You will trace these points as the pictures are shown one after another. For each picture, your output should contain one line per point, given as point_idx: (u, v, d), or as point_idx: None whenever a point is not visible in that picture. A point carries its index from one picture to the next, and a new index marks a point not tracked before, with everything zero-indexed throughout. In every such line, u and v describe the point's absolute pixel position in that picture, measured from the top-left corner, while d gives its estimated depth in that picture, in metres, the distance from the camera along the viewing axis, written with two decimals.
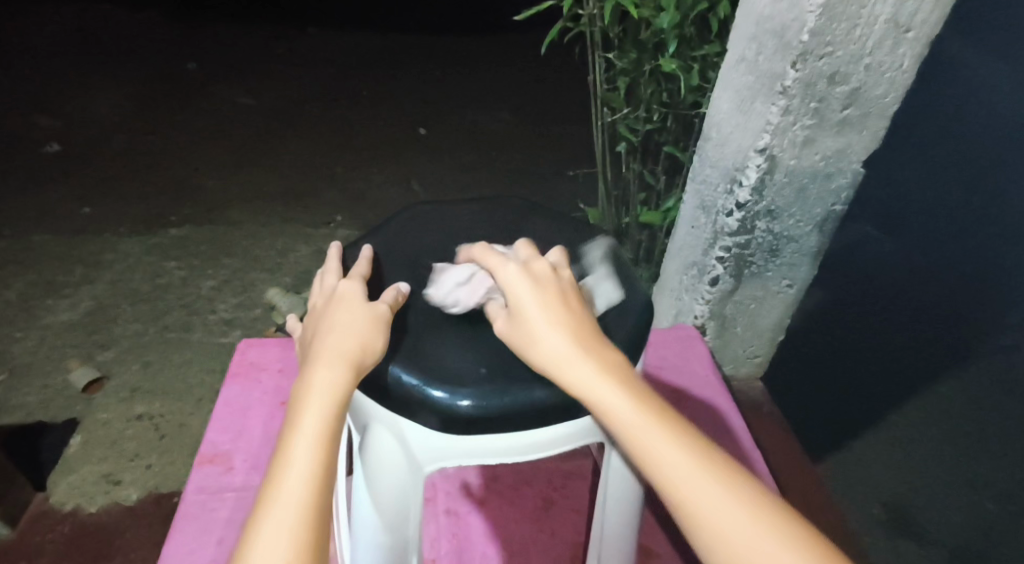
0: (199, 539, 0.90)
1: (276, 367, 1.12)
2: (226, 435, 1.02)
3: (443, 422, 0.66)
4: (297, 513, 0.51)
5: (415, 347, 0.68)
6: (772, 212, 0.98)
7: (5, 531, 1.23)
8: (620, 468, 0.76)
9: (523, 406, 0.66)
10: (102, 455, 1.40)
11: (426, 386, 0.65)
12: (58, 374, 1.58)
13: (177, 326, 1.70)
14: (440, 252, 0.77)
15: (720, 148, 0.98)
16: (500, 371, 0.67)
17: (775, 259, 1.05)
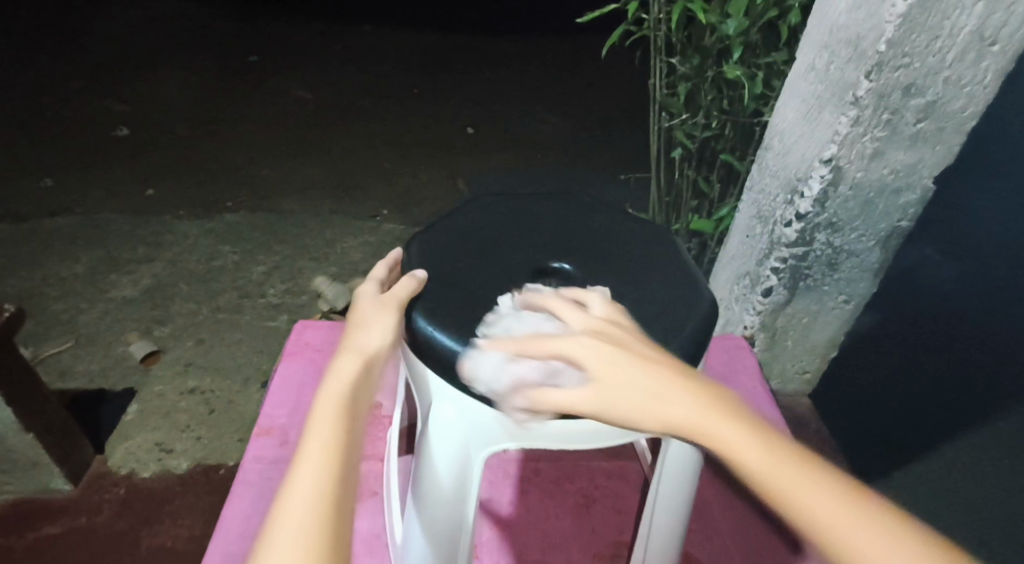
0: (256, 505, 0.94)
1: (329, 349, 1.16)
2: (283, 410, 1.06)
3: (508, 402, 0.66)
4: (324, 476, 0.52)
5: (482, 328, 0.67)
6: (834, 225, 0.97)
7: (67, 488, 1.29)
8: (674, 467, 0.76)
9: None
10: (157, 424, 1.46)
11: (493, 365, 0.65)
12: (118, 346, 1.66)
13: (229, 307, 1.76)
14: (502, 244, 0.76)
15: (783, 158, 0.98)
16: None
17: (834, 273, 1.03)
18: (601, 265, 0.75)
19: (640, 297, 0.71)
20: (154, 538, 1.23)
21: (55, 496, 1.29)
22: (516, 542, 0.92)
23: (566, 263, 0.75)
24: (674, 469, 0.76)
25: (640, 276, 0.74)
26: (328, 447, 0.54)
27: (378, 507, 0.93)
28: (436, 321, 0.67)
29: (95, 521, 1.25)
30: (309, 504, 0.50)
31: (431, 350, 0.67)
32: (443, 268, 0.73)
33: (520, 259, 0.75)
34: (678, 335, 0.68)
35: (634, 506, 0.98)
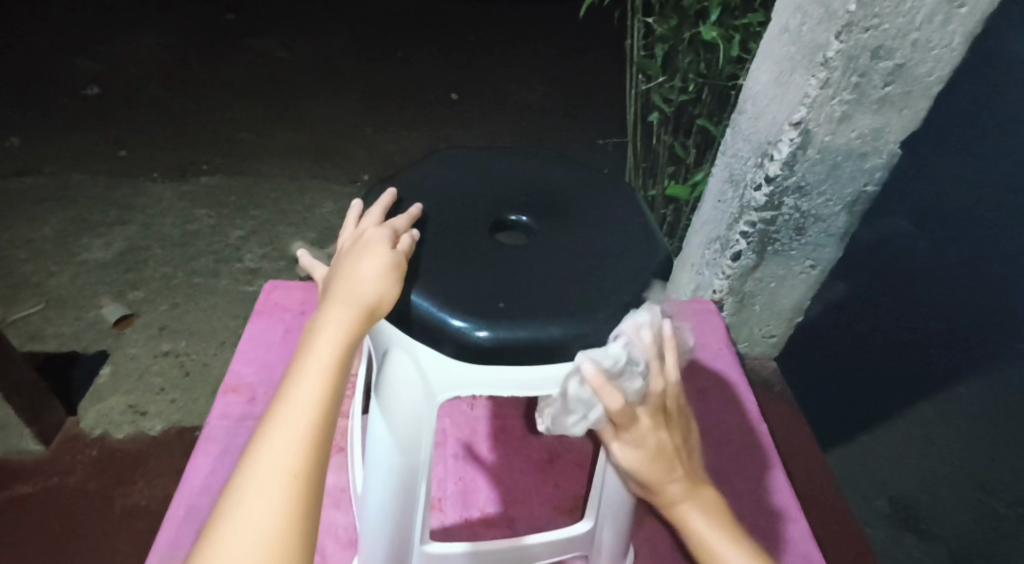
0: (221, 460, 0.88)
1: (299, 309, 1.07)
2: (251, 367, 0.98)
3: (459, 350, 0.62)
4: (303, 425, 0.52)
5: (437, 270, 0.64)
6: (801, 189, 0.98)
7: (39, 449, 1.28)
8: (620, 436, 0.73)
9: (540, 341, 0.61)
10: (130, 387, 1.45)
11: (445, 313, 0.61)
12: (90, 309, 1.64)
13: (204, 271, 1.74)
14: (459, 197, 0.71)
15: (754, 122, 0.99)
16: (520, 302, 0.62)
17: (800, 237, 1.04)
18: (560, 221, 0.70)
19: (597, 248, 0.67)
20: (128, 498, 1.23)
21: (26, 457, 1.28)
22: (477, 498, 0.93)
23: (524, 216, 0.70)
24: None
25: (603, 229, 0.69)
26: (313, 405, 0.53)
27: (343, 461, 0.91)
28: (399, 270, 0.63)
29: (68, 481, 1.25)
30: (284, 456, 0.51)
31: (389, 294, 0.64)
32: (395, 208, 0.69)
33: (479, 206, 0.70)
34: (620, 290, 0.64)
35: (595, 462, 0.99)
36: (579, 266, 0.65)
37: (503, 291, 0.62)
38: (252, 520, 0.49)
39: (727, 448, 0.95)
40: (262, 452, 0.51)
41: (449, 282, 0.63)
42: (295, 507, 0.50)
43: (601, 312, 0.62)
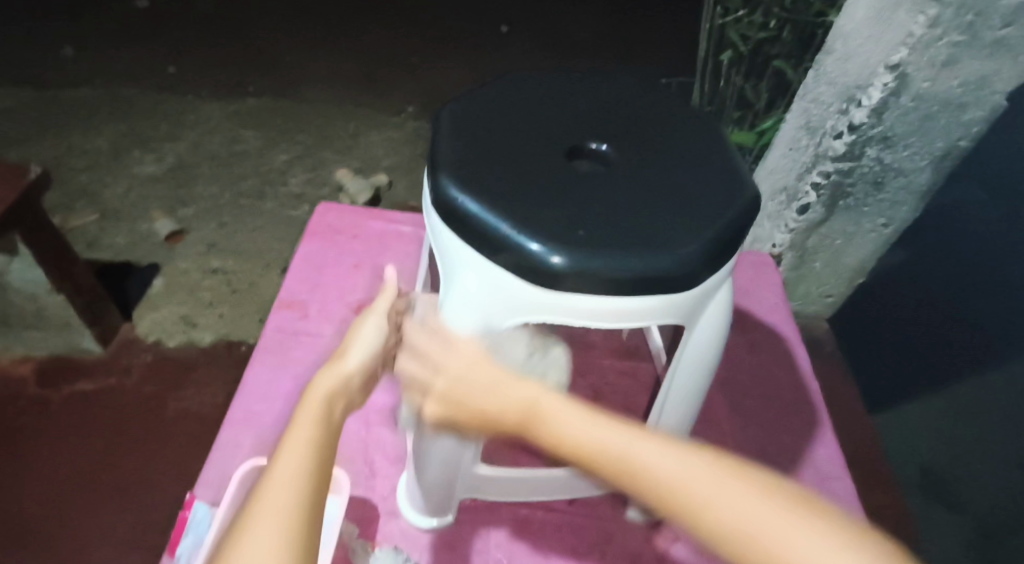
0: (276, 370, 0.84)
1: (354, 232, 1.01)
2: (306, 285, 0.93)
3: (530, 274, 0.54)
4: (311, 432, 0.49)
5: (507, 188, 0.56)
6: (887, 140, 0.95)
7: (99, 350, 1.34)
8: (688, 379, 0.63)
9: (615, 276, 0.53)
10: (181, 299, 1.49)
11: (519, 234, 0.53)
12: (142, 221, 1.67)
13: (251, 193, 1.76)
14: (534, 118, 0.63)
15: (842, 65, 0.93)
16: (602, 234, 0.54)
17: (877, 192, 1.02)
18: (648, 153, 0.62)
19: (687, 181, 0.59)
20: (180, 404, 1.29)
21: (87, 357, 1.34)
22: None
23: (605, 144, 0.61)
24: (695, 367, 0.62)
25: (692, 163, 0.61)
26: (316, 423, 0.50)
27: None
28: (460, 181, 0.56)
29: (125, 383, 1.31)
30: (307, 431, 0.49)
31: (445, 211, 0.57)
32: (458, 123, 0.62)
33: (554, 131, 0.62)
34: (710, 226, 0.56)
35: (644, 405, 0.88)
36: (667, 198, 0.57)
37: (583, 220, 0.54)
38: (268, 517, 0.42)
39: (773, 406, 0.93)
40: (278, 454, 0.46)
41: (518, 200, 0.55)
42: (309, 511, 0.44)
43: (693, 248, 0.54)
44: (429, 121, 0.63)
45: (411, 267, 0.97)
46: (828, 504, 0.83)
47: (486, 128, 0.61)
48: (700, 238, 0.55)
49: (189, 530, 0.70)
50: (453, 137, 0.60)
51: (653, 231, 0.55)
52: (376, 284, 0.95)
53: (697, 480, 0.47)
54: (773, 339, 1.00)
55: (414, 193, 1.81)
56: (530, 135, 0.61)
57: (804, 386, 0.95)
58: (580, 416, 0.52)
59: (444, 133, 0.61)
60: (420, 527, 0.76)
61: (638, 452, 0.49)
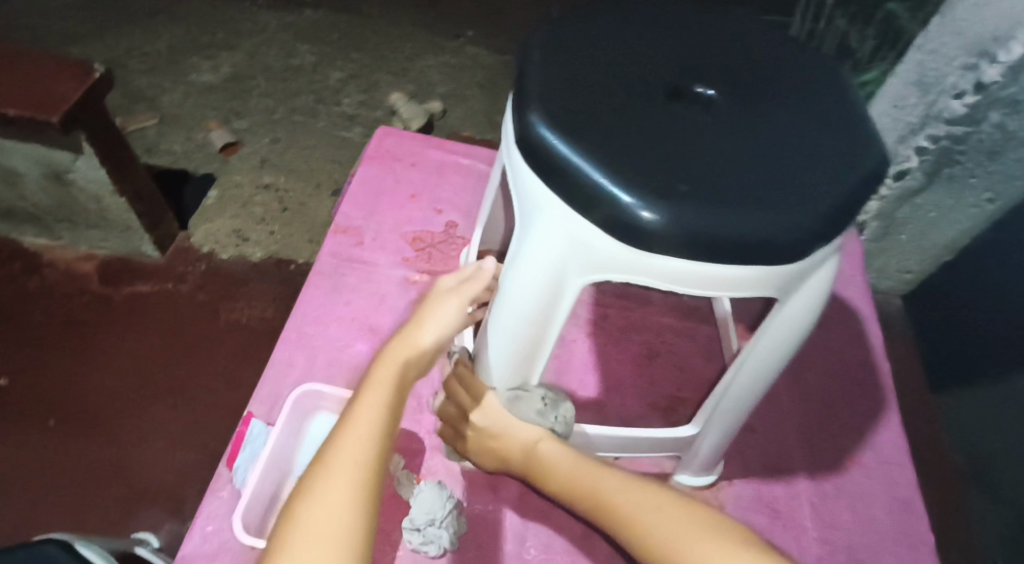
0: (330, 294, 0.83)
1: (411, 162, 0.99)
2: (361, 212, 0.91)
3: (617, 230, 0.51)
4: (374, 426, 0.54)
5: (601, 133, 0.52)
6: (1014, 106, 0.84)
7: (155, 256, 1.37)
8: (767, 355, 0.59)
9: (715, 241, 0.49)
10: (234, 212, 1.48)
11: (611, 185, 0.50)
12: (197, 130, 1.66)
13: (305, 110, 1.73)
14: (630, 53, 0.58)
15: (976, 12, 0.82)
16: (703, 190, 0.50)
17: (989, 164, 0.91)
18: (755, 99, 0.57)
19: (799, 134, 0.55)
20: (230, 314, 1.31)
21: (145, 261, 1.37)
22: (572, 380, 0.83)
23: (711, 89, 0.56)
24: (781, 342, 0.58)
25: (802, 119, 0.56)
26: (377, 413, 0.55)
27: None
28: (551, 118, 0.53)
29: (180, 290, 1.34)
30: (371, 424, 0.54)
31: (530, 148, 0.53)
32: (550, 52, 0.57)
33: (654, 68, 0.57)
34: (823, 195, 0.51)
35: (700, 369, 0.85)
36: (777, 153, 0.53)
37: (684, 173, 0.51)
38: (330, 508, 0.49)
39: (840, 383, 0.88)
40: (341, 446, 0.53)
41: (615, 148, 0.51)
42: (365, 503, 0.50)
43: (802, 213, 0.50)
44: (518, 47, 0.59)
45: (469, 201, 0.94)
46: (884, 490, 0.80)
47: (582, 60, 0.57)
48: (811, 201, 0.51)
49: (245, 445, 0.71)
50: (544, 69, 0.56)
51: (759, 190, 0.51)
52: (431, 218, 0.92)
53: (673, 535, 0.55)
54: (846, 312, 0.95)
55: (467, 122, 1.76)
56: (631, 68, 0.57)
57: (874, 365, 0.90)
58: (587, 468, 0.63)
59: (535, 62, 0.57)
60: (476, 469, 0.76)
61: (629, 502, 0.59)
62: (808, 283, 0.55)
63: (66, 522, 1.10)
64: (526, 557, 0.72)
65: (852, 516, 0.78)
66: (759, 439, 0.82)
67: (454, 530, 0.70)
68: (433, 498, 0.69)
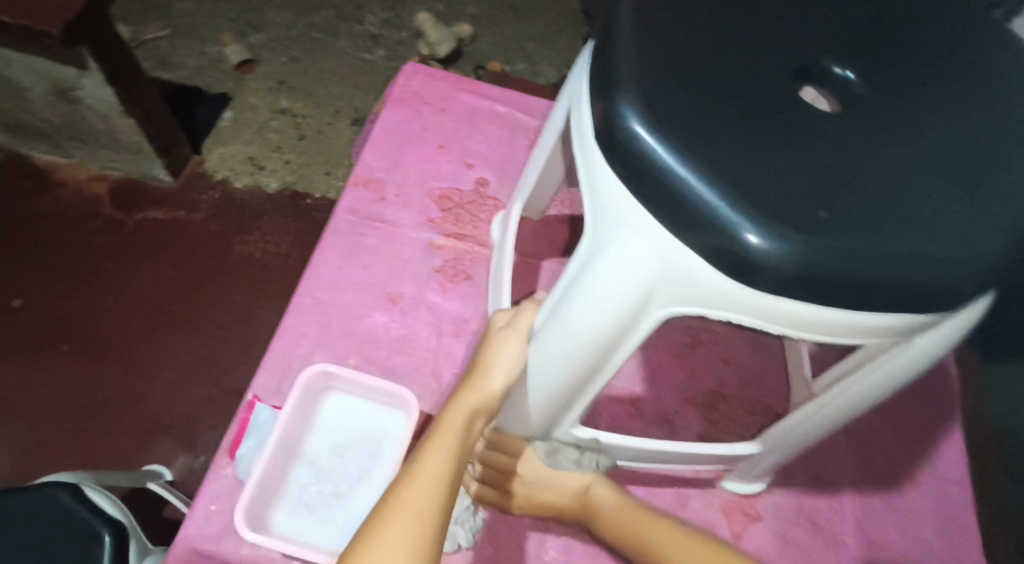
0: (346, 257, 0.76)
1: (439, 105, 0.90)
2: (383, 161, 0.84)
3: (724, 263, 0.44)
4: (437, 483, 0.47)
5: (709, 138, 0.45)
6: None
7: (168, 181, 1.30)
8: (864, 393, 0.54)
9: (865, 283, 0.43)
10: (249, 139, 1.41)
11: (724, 208, 0.43)
12: (212, 44, 1.55)
13: (325, 27, 1.61)
14: (762, 18, 0.51)
15: None
16: (846, 218, 0.44)
17: None
18: (902, 84, 0.51)
19: (944, 136, 0.49)
20: (244, 249, 1.26)
21: (157, 184, 1.31)
22: None
23: (851, 71, 0.51)
24: (891, 377, 0.52)
25: (950, 122, 0.50)
26: (439, 470, 0.48)
27: (472, 293, 0.77)
28: (654, 115, 0.45)
29: (193, 218, 1.28)
30: (436, 481, 0.47)
31: (622, 148, 0.46)
32: (646, 20, 0.49)
33: (779, 42, 0.50)
34: (976, 225, 0.46)
35: (743, 358, 0.79)
36: (922, 165, 0.47)
37: (821, 193, 0.44)
38: None
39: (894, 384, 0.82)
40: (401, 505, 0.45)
41: (733, 161, 0.44)
42: None
43: (948, 249, 0.45)
44: (602, 11, 0.51)
45: (502, 157, 0.86)
46: (937, 510, 0.76)
47: (696, 31, 0.49)
48: (959, 233, 0.45)
49: (251, 433, 0.67)
50: (645, 41, 0.48)
51: (906, 218, 0.45)
52: (459, 172, 0.84)
53: None
54: None
55: (498, 51, 1.63)
56: (763, 40, 0.50)
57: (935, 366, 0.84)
58: (633, 513, 0.64)
59: (627, 34, 0.48)
60: None
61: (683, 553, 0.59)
62: (945, 323, 0.49)
63: (72, 456, 1.07)
64: (545, 558, 0.69)
65: (899, 536, 0.74)
66: None
67: (471, 527, 0.69)
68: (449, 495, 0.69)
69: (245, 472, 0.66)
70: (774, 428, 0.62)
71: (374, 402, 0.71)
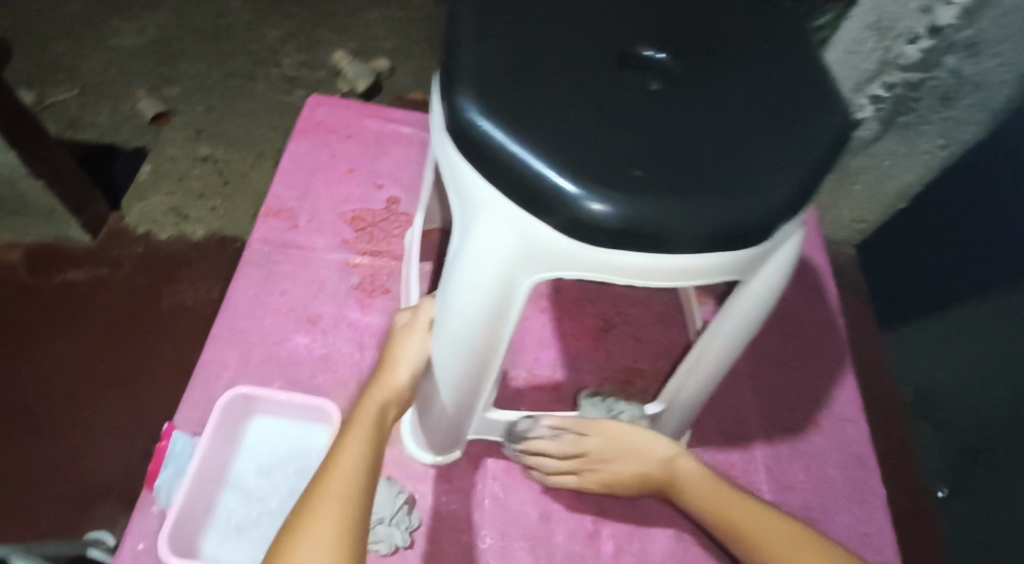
0: (262, 286, 0.78)
1: (345, 133, 0.92)
2: (292, 192, 0.85)
3: (572, 227, 0.47)
4: (354, 470, 0.54)
5: (541, 115, 0.48)
6: (971, 46, 0.76)
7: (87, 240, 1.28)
8: (731, 336, 0.58)
9: (684, 226, 0.46)
10: (170, 189, 1.39)
11: (560, 176, 0.46)
12: (125, 101, 1.54)
13: (242, 74, 1.62)
14: (589, 15, 0.55)
15: None
16: (660, 174, 0.47)
17: (944, 110, 0.83)
18: (708, 61, 0.55)
19: (755, 92, 0.53)
20: (175, 297, 1.24)
21: (74, 244, 1.28)
22: (526, 357, 0.80)
23: (660, 52, 0.54)
24: (744, 318, 0.56)
25: (773, 85, 0.54)
26: (356, 457, 0.55)
27: (390, 305, 0.78)
28: (481, 103, 0.49)
29: (116, 274, 1.25)
30: (352, 467, 0.54)
31: (462, 138, 0.49)
32: (480, 28, 0.53)
33: (606, 33, 0.54)
34: (786, 163, 0.49)
35: (653, 336, 0.83)
36: (735, 124, 0.51)
37: (640, 156, 0.47)
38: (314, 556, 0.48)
39: (793, 343, 0.87)
40: (323, 492, 0.52)
41: (554, 134, 0.48)
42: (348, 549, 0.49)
43: (761, 196, 0.48)
44: (446, 21, 0.54)
45: (411, 174, 0.89)
46: (838, 448, 0.80)
47: (522, 32, 0.53)
48: (769, 176, 0.49)
49: (169, 461, 0.67)
50: (478, 44, 0.52)
51: (725, 170, 0.48)
52: (369, 194, 0.87)
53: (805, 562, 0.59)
54: (800, 263, 0.93)
55: (417, 81, 1.66)
56: (592, 34, 0.54)
57: (831, 323, 0.89)
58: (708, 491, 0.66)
59: (464, 39, 0.52)
60: (425, 463, 0.73)
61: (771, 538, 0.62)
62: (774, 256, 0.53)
63: (8, 530, 1.03)
64: (481, 546, 0.70)
65: (806, 476, 0.78)
66: (712, 404, 0.82)
67: (407, 526, 0.69)
68: (381, 497, 0.69)
69: (165, 502, 0.66)
70: (674, 375, 0.66)
71: (299, 419, 0.72)
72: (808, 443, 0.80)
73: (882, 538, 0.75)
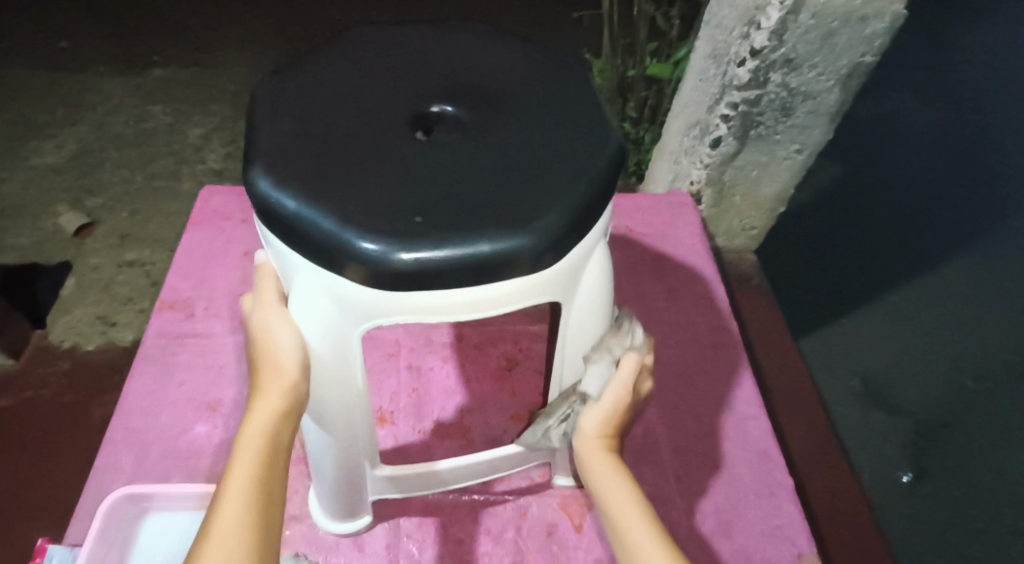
0: (160, 380, 0.76)
1: (242, 217, 0.92)
2: (189, 281, 0.85)
3: (374, 280, 0.48)
4: (251, 464, 0.48)
5: (334, 174, 0.49)
6: (790, 62, 0.84)
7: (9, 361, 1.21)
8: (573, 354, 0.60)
9: (473, 260, 0.48)
10: (96, 297, 1.36)
11: (348, 234, 0.47)
12: (46, 217, 1.51)
13: (165, 174, 1.60)
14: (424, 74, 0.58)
15: None
16: (444, 215, 0.48)
17: (786, 119, 0.92)
18: (506, 106, 0.56)
19: (557, 120, 0.56)
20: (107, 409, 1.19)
21: None
22: (434, 407, 0.80)
23: (449, 106, 0.55)
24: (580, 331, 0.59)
25: (580, 115, 0.56)
26: (254, 449, 0.49)
27: None
28: (273, 177, 0.50)
29: (42, 392, 1.18)
30: (248, 465, 0.48)
31: (264, 211, 0.50)
32: (280, 106, 0.54)
33: (418, 86, 0.57)
34: (571, 188, 0.51)
35: None
36: (525, 159, 0.52)
37: (422, 202, 0.48)
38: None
39: (689, 352, 0.90)
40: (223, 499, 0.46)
41: (348, 190, 0.49)
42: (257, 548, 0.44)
43: (543, 222, 0.49)
44: (248, 108, 0.56)
45: None
46: (741, 446, 0.81)
47: (332, 105, 0.54)
48: (549, 201, 0.50)
49: None
50: (274, 124, 0.53)
51: (508, 202, 0.49)
52: None
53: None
54: (686, 273, 0.98)
55: None
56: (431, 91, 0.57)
57: (717, 326, 0.92)
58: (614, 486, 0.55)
59: (262, 121, 0.53)
60: (338, 533, 0.70)
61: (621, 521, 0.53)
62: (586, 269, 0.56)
63: None
64: None
65: (717, 480, 0.79)
66: None
67: None
68: None
69: None
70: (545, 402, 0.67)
71: (192, 512, 0.69)
72: (734, 450, 0.81)
73: (794, 529, 0.75)
